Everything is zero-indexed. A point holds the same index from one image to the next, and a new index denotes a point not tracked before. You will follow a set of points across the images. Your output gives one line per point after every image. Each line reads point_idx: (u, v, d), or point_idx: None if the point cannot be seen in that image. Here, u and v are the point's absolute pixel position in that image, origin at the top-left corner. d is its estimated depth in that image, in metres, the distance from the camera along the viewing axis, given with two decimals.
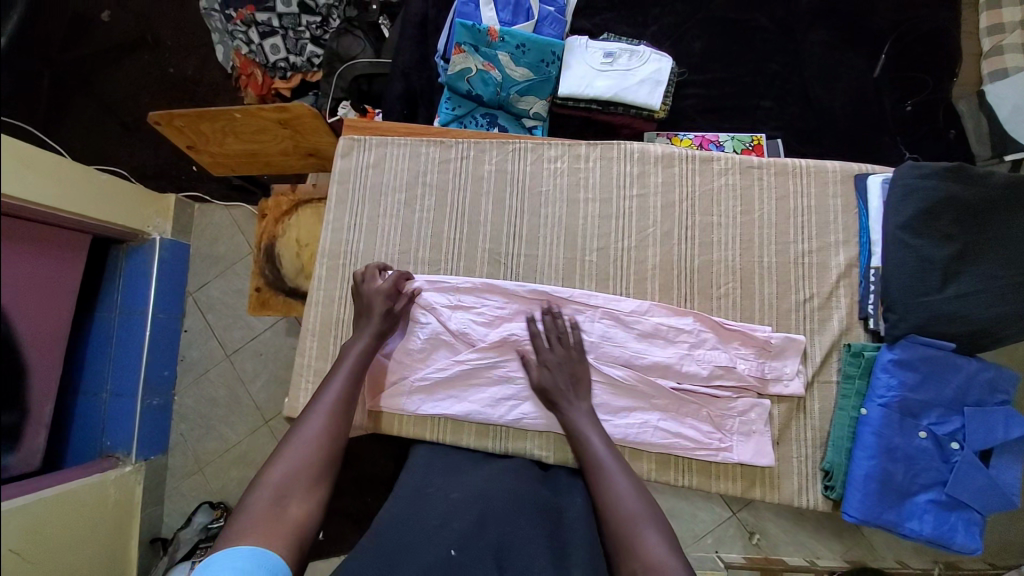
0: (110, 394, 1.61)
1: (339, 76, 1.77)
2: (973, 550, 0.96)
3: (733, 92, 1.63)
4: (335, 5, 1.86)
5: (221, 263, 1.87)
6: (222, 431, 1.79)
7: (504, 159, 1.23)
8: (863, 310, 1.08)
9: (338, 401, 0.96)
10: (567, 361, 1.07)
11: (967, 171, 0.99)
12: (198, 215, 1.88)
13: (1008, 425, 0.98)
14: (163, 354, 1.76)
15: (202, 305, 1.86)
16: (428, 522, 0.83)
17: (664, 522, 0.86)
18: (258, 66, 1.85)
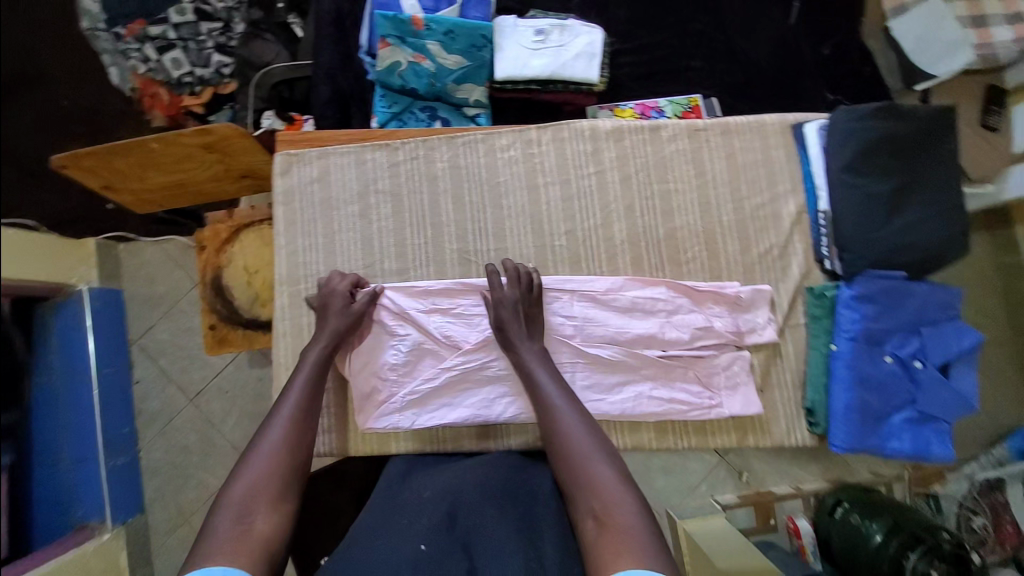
0: (72, 464, 1.43)
1: (256, 85, 1.68)
2: (946, 456, 1.05)
3: (665, 55, 1.65)
4: (235, 8, 1.72)
5: (163, 303, 1.75)
6: (201, 479, 1.69)
7: (455, 154, 1.19)
8: (819, 253, 1.14)
9: (298, 406, 0.93)
10: (522, 302, 1.06)
11: (897, 107, 1.04)
12: (126, 256, 1.75)
13: (959, 336, 1.07)
14: (117, 411, 1.63)
15: (151, 352, 1.73)
16: (400, 525, 0.82)
17: (613, 451, 0.88)
18: (162, 85, 1.68)
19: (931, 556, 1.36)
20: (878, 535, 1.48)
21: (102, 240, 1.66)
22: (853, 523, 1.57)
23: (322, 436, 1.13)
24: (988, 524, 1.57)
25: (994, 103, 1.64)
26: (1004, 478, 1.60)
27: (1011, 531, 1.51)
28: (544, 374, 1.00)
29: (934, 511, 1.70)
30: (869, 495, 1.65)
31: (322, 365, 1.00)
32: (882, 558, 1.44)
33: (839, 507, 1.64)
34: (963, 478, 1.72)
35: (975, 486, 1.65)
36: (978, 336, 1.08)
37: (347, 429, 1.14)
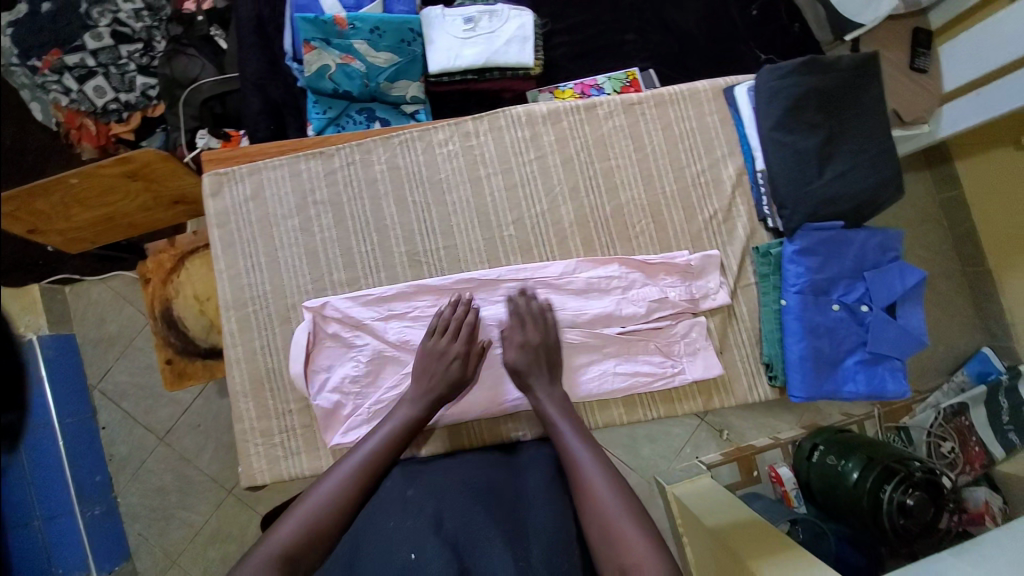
0: (42, 519, 1.40)
1: (184, 103, 1.60)
2: (902, 392, 1.09)
3: (599, 32, 1.64)
4: (155, 25, 1.64)
5: (117, 343, 1.67)
6: (185, 517, 1.63)
7: (393, 154, 1.16)
8: (761, 212, 1.16)
9: (361, 468, 0.92)
10: (543, 345, 1.06)
11: (820, 61, 1.05)
12: (73, 299, 1.66)
13: (903, 276, 1.11)
14: (84, 460, 1.55)
15: (114, 396, 1.65)
16: (388, 531, 0.81)
17: (642, 510, 0.85)
18: (88, 116, 1.61)
19: (907, 485, 1.47)
20: (856, 473, 1.57)
21: (46, 285, 1.59)
22: (831, 465, 1.66)
23: (290, 460, 1.09)
24: (957, 447, 1.73)
25: (922, 45, 1.69)
26: (967, 402, 1.78)
27: (976, 450, 1.72)
28: (565, 427, 0.97)
29: (905, 442, 1.83)
30: (843, 436, 1.72)
31: (401, 432, 0.97)
32: (862, 493, 1.53)
33: (816, 451, 1.74)
34: (928, 407, 1.87)
35: (941, 413, 1.78)
36: (921, 274, 1.11)
37: (316, 449, 1.10)
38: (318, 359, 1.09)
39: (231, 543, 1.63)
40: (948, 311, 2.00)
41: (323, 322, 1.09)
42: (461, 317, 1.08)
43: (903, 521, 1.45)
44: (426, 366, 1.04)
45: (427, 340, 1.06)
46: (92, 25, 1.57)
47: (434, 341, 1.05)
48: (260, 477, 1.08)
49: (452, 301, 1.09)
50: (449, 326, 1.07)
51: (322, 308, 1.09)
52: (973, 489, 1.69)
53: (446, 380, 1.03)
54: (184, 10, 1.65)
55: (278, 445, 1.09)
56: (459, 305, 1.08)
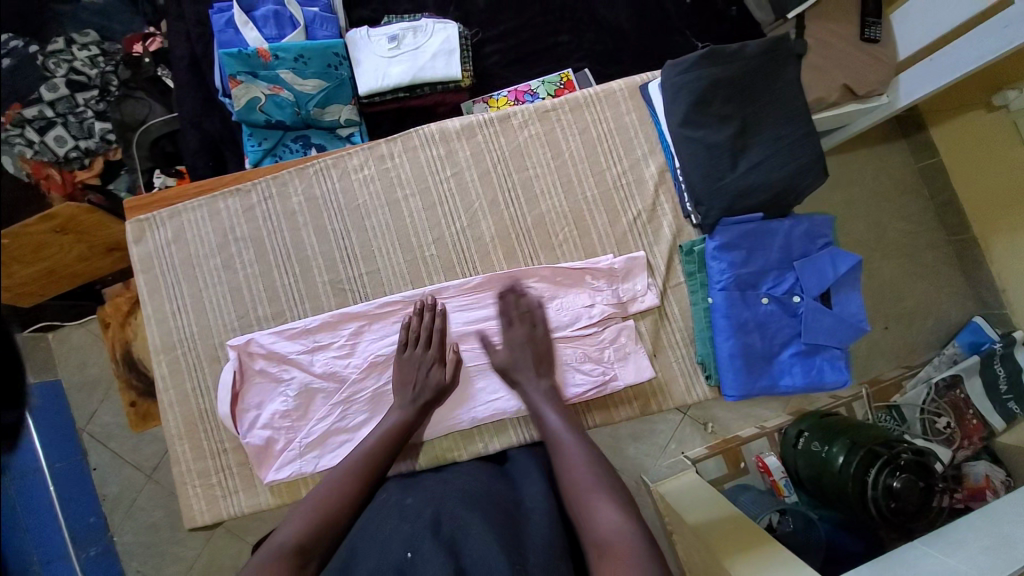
0: (41, 563, 1.40)
1: (136, 145, 1.61)
2: (841, 381, 1.07)
3: (531, 36, 1.61)
4: (110, 69, 1.61)
5: (100, 385, 1.68)
6: (179, 551, 1.65)
7: (309, 185, 1.15)
8: (684, 209, 1.14)
9: (359, 467, 0.91)
10: (530, 340, 1.06)
11: (721, 51, 1.03)
12: (57, 344, 1.67)
13: (835, 263, 1.07)
14: (78, 502, 1.57)
15: (102, 437, 1.67)
16: (382, 537, 0.77)
17: (620, 490, 0.82)
18: (53, 165, 1.56)
19: (892, 468, 1.37)
20: (841, 457, 1.47)
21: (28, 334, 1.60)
22: (816, 451, 1.57)
23: (229, 498, 1.10)
24: (953, 422, 1.65)
25: (873, 14, 1.50)
26: (960, 374, 1.69)
27: (973, 423, 1.66)
28: (551, 416, 0.96)
29: (898, 422, 1.72)
30: (826, 420, 1.64)
31: (397, 430, 0.97)
32: (846, 478, 1.44)
33: (801, 437, 1.65)
34: (920, 382, 1.77)
35: (934, 388, 1.70)
36: (855, 259, 1.08)
37: (254, 486, 1.11)
38: (248, 395, 1.09)
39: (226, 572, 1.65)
40: (937, 283, 1.91)
41: (250, 359, 1.09)
42: (427, 325, 1.07)
43: (892, 505, 1.35)
44: (410, 379, 1.04)
45: (402, 352, 1.06)
46: (50, 76, 1.55)
47: (407, 355, 1.06)
48: (201, 517, 1.10)
49: (417, 308, 1.08)
50: (419, 336, 1.07)
51: (246, 344, 1.09)
52: (972, 464, 1.61)
53: (430, 388, 1.03)
54: (131, 52, 1.64)
55: (217, 485, 1.10)
56: (425, 311, 1.08)
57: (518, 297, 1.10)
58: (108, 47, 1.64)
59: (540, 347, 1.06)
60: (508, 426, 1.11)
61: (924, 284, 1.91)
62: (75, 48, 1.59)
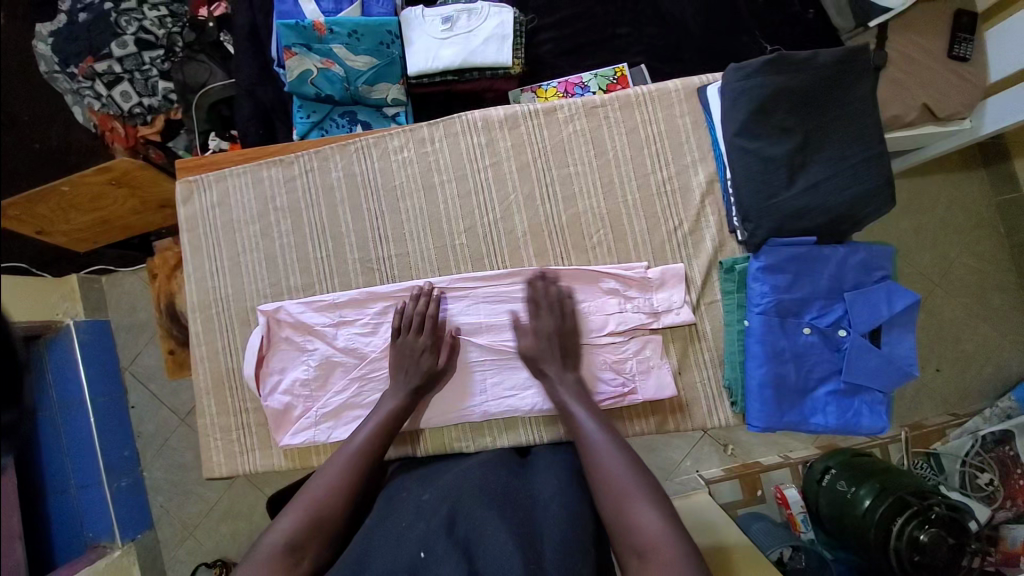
0: (77, 488, 1.56)
1: (195, 107, 1.63)
2: (879, 428, 0.99)
3: (587, 26, 1.54)
4: (176, 31, 1.65)
5: (147, 330, 1.76)
6: (201, 493, 1.72)
7: (349, 162, 1.16)
8: (731, 224, 1.07)
9: (356, 454, 0.91)
10: (557, 331, 1.02)
11: (788, 58, 0.96)
12: (110, 287, 1.76)
13: (890, 299, 0.99)
14: (114, 435, 1.66)
15: (141, 377, 1.75)
16: (398, 530, 0.81)
17: (659, 492, 0.79)
18: (118, 119, 1.64)
19: (921, 519, 1.27)
20: (867, 501, 1.38)
21: (85, 275, 1.69)
22: (840, 491, 1.47)
23: (247, 456, 1.15)
24: (997, 480, 1.48)
25: (965, 30, 1.36)
26: (1011, 430, 1.51)
27: (1022, 484, 1.45)
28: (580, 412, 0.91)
29: (936, 471, 1.60)
30: (858, 461, 1.52)
31: (398, 413, 0.98)
32: (869, 524, 1.35)
33: (827, 475, 1.55)
34: (965, 433, 1.62)
35: (980, 441, 1.54)
36: (913, 297, 1.00)
37: (269, 448, 1.15)
38: (272, 361, 1.13)
39: (241, 520, 1.71)
40: (1002, 328, 1.76)
41: (278, 327, 1.13)
42: (422, 310, 1.07)
43: (919, 559, 1.25)
44: (408, 358, 1.04)
45: (397, 338, 1.06)
46: (121, 33, 1.60)
47: (400, 340, 1.06)
48: (219, 470, 1.15)
49: (414, 295, 1.08)
50: (413, 322, 1.07)
51: (276, 312, 1.13)
52: (1013, 526, 1.41)
53: (422, 372, 1.03)
54: (196, 15, 1.65)
55: (236, 442, 1.16)
56: (422, 297, 1.08)
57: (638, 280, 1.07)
58: (177, 9, 1.67)
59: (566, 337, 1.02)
60: (517, 423, 1.11)
61: (986, 327, 1.76)
62: (147, 7, 1.63)
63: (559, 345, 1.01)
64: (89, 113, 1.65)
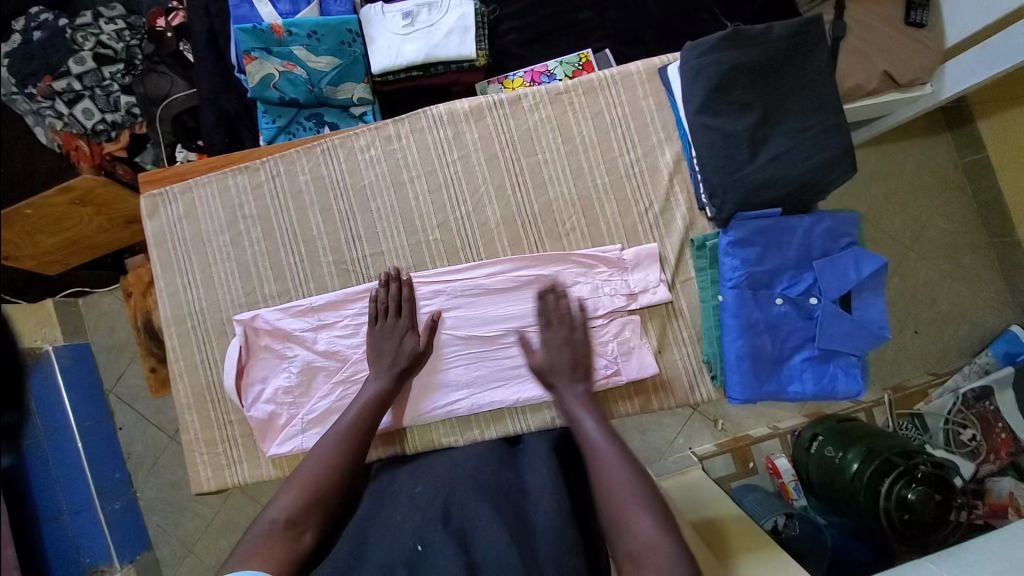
0: (69, 513, 1.50)
1: (159, 120, 1.60)
2: (855, 391, 1.02)
3: (550, 13, 1.53)
4: (134, 44, 1.61)
5: (127, 350, 1.74)
6: (197, 510, 1.71)
7: (316, 164, 1.15)
8: (699, 201, 1.08)
9: (344, 434, 0.90)
10: (568, 341, 0.97)
11: (745, 32, 0.97)
12: (87, 310, 1.73)
13: (859, 264, 1.02)
14: (103, 459, 1.63)
15: (126, 399, 1.73)
16: (394, 523, 0.81)
17: (654, 498, 0.77)
18: (82, 137, 1.60)
19: (907, 479, 1.30)
20: (855, 464, 1.41)
21: (58, 300, 1.66)
22: (830, 457, 1.51)
23: (235, 467, 1.15)
24: (980, 434, 1.53)
25: None
26: (991, 385, 1.57)
27: (1003, 437, 1.52)
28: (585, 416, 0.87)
29: (920, 430, 1.63)
30: (845, 425, 1.56)
31: (386, 392, 0.98)
32: (858, 487, 1.38)
33: (815, 441, 1.58)
34: (947, 392, 1.66)
35: (961, 398, 1.59)
36: (881, 261, 1.02)
37: (257, 458, 1.14)
38: (253, 371, 1.13)
39: (240, 533, 1.70)
40: (976, 287, 1.80)
41: (257, 336, 1.13)
42: (396, 295, 1.08)
43: (906, 517, 1.28)
44: (384, 347, 1.04)
45: (372, 325, 1.07)
46: (77, 50, 1.56)
47: (378, 325, 1.06)
48: (207, 484, 1.14)
49: (383, 278, 1.09)
50: (389, 307, 1.07)
51: (253, 320, 1.12)
52: (997, 479, 1.48)
53: (406, 354, 1.03)
54: (153, 25, 1.60)
55: (223, 455, 1.15)
56: (391, 282, 1.09)
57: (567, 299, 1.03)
58: (133, 21, 1.63)
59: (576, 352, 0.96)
60: (503, 414, 1.11)
61: (959, 287, 1.80)
62: (102, 21, 1.60)
63: (574, 353, 0.95)
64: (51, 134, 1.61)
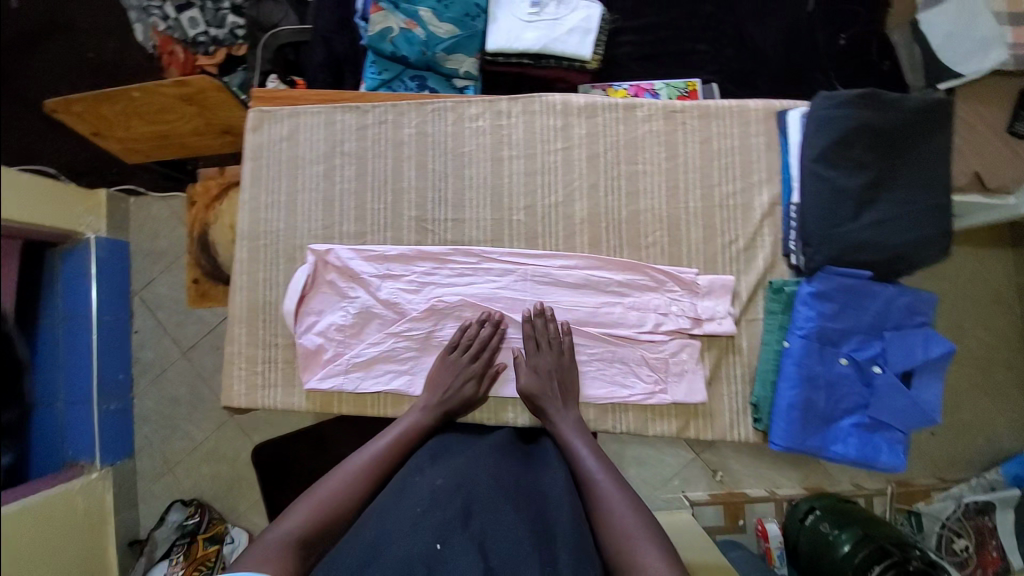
0: (65, 403, 1.44)
1: (262, 46, 1.61)
2: (895, 466, 1.01)
3: (668, 36, 1.57)
4: None
5: (167, 257, 1.77)
6: (188, 430, 1.73)
7: (423, 121, 1.18)
8: (786, 247, 1.09)
9: (367, 464, 0.95)
10: (556, 370, 1.06)
11: (878, 97, 0.99)
12: (135, 210, 1.75)
13: (927, 344, 1.02)
14: (112, 356, 1.64)
15: (150, 304, 1.76)
16: (412, 515, 0.81)
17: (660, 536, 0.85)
18: (179, 43, 1.64)
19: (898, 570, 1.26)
20: (847, 546, 1.39)
21: (112, 191, 1.67)
22: (823, 532, 1.49)
23: (268, 390, 1.15)
24: (972, 547, 1.50)
25: None
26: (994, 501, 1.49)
27: (995, 556, 1.45)
28: (580, 447, 0.98)
29: (915, 529, 1.62)
30: (842, 505, 1.56)
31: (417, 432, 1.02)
32: (847, 567, 1.36)
33: (810, 515, 1.56)
34: (950, 497, 1.61)
35: (961, 507, 1.53)
36: (948, 346, 1.02)
37: (292, 386, 1.15)
38: (311, 302, 1.14)
39: (225, 462, 1.70)
40: (1004, 407, 1.78)
41: (325, 268, 1.15)
42: (483, 337, 1.09)
43: None
44: (444, 380, 1.06)
45: (446, 354, 1.08)
46: None
47: (454, 356, 1.08)
48: (238, 399, 1.16)
49: (482, 318, 1.10)
50: (471, 344, 1.09)
51: (326, 253, 1.14)
52: None
53: (460, 396, 1.06)
54: None
55: (260, 375, 1.16)
56: (487, 323, 1.10)
57: (546, 323, 1.09)
58: None
59: (563, 379, 1.06)
60: None
61: (988, 402, 1.78)
62: None
63: (559, 384, 1.05)
64: (150, 32, 1.63)
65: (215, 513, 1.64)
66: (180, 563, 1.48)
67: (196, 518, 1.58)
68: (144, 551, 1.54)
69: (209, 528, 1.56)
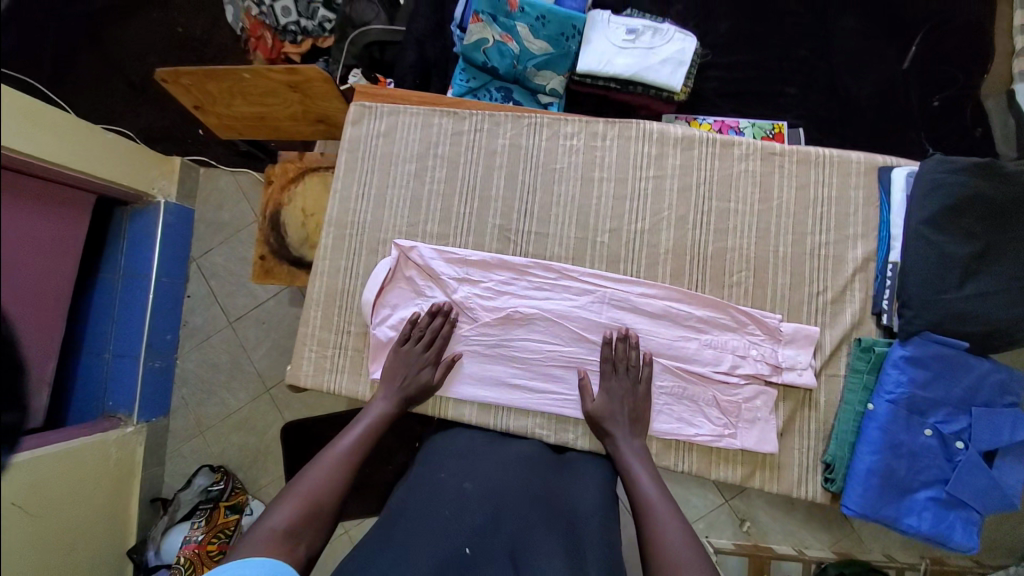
0: (112, 356, 1.58)
1: (350, 42, 1.60)
2: (968, 548, 0.96)
3: (759, 77, 1.56)
4: None
5: (227, 229, 1.76)
6: (224, 398, 1.71)
7: (519, 133, 1.19)
8: (878, 305, 1.06)
9: (344, 454, 0.93)
10: (630, 396, 1.05)
11: (997, 168, 0.98)
12: (204, 180, 1.77)
13: (1015, 426, 0.97)
14: (164, 317, 1.66)
15: (205, 272, 1.76)
16: (440, 519, 0.80)
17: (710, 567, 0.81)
18: (269, 30, 1.65)
19: None
20: None
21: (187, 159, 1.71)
22: None
23: (335, 375, 1.17)
24: None
25: None
26: None
27: None
28: (640, 471, 0.95)
29: None
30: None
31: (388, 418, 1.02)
32: None
33: None
34: None
35: None
36: None
37: (358, 375, 1.17)
38: (387, 295, 1.16)
39: (251, 435, 1.69)
40: None
41: (406, 264, 1.16)
42: (435, 328, 1.11)
43: None
44: (395, 370, 1.08)
45: (399, 346, 1.11)
46: None
47: (406, 347, 1.10)
48: (304, 379, 1.17)
49: (431, 309, 1.12)
50: (423, 336, 1.11)
51: (409, 249, 1.16)
52: None
53: (415, 385, 1.07)
54: None
55: (328, 360, 1.18)
56: (439, 315, 1.12)
57: (626, 349, 1.08)
58: None
59: (634, 405, 1.05)
60: None
61: None
62: None
63: (630, 410, 1.04)
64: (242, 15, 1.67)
65: (240, 482, 1.63)
66: (200, 528, 1.48)
67: (220, 485, 1.58)
68: (167, 510, 1.55)
69: (232, 496, 1.55)
